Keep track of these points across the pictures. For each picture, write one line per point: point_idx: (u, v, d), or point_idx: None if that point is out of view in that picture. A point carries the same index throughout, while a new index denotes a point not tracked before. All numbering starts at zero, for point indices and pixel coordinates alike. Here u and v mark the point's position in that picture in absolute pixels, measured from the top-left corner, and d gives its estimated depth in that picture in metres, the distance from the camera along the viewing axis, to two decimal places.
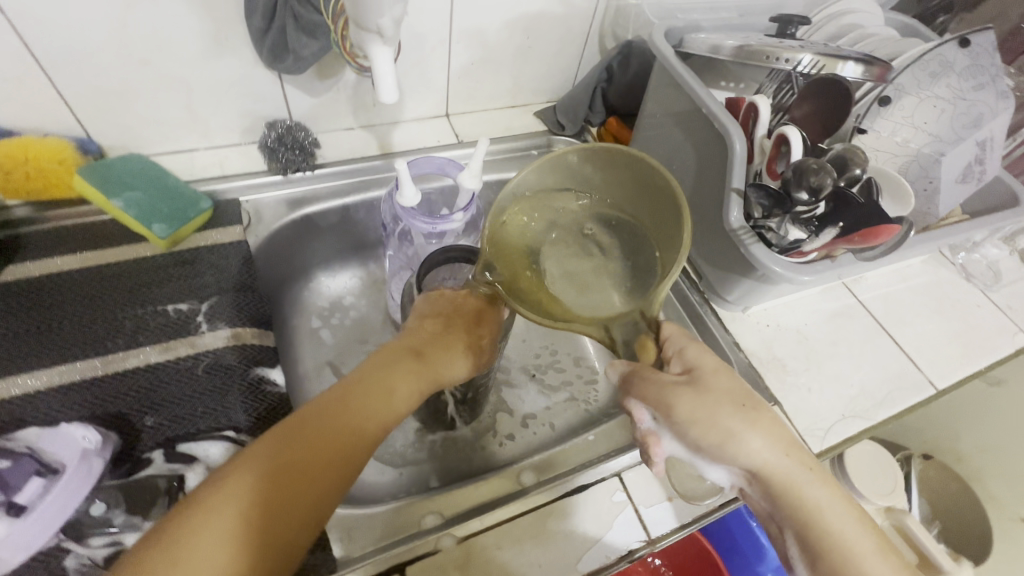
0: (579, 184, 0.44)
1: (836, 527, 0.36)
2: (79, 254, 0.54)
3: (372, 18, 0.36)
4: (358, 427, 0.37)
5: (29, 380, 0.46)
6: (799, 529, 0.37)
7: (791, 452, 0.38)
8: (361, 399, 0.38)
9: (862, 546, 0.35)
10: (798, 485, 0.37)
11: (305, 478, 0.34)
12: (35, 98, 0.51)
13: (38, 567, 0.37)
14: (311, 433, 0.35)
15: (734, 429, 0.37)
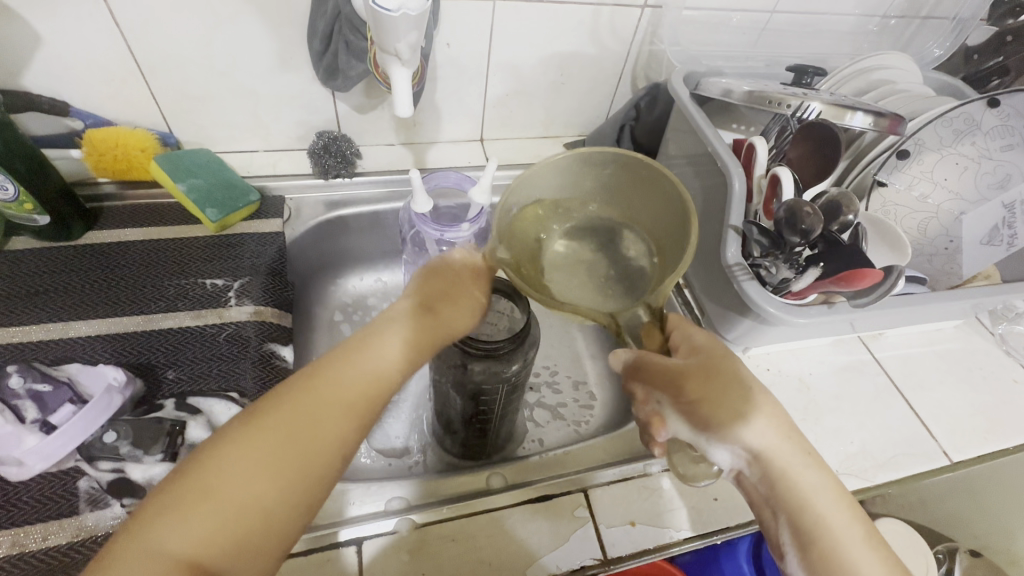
0: (585, 186, 0.43)
1: (827, 511, 0.38)
2: (145, 228, 0.63)
3: (391, 43, 0.43)
4: (380, 377, 0.36)
5: (84, 327, 0.54)
6: (792, 513, 0.38)
7: (790, 436, 0.39)
8: (386, 350, 0.37)
9: (850, 532, 0.37)
10: (796, 469, 0.39)
11: (325, 426, 0.34)
12: (133, 96, 0.62)
13: (56, 483, 0.43)
14: (333, 382, 0.35)
15: (740, 409, 0.38)
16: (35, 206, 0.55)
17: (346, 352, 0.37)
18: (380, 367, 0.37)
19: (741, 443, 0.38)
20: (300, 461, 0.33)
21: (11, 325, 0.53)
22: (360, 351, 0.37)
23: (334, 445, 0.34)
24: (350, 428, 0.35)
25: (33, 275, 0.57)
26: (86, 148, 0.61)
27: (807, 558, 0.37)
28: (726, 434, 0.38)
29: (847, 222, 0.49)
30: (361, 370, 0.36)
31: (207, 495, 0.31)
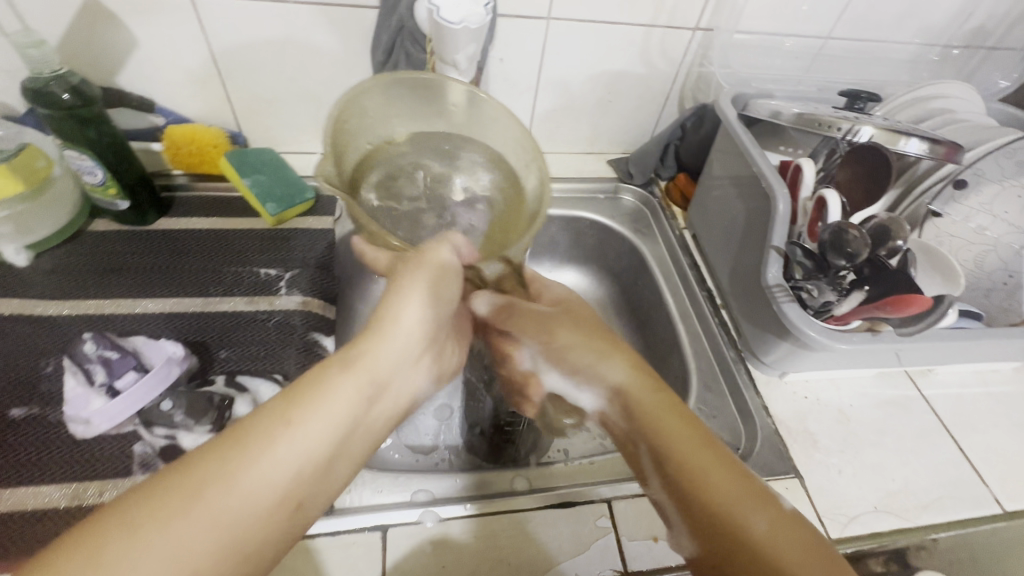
0: (393, 108, 0.48)
1: (681, 435, 0.37)
2: (210, 218, 0.67)
3: (450, 54, 0.46)
4: (295, 483, 0.31)
5: (148, 304, 0.58)
6: (654, 450, 0.37)
7: (646, 376, 0.41)
8: (309, 445, 0.31)
9: (711, 456, 0.35)
10: (646, 399, 0.39)
11: (214, 546, 0.27)
12: (210, 97, 0.67)
13: (114, 444, 0.47)
14: (233, 496, 0.28)
15: (598, 351, 0.43)
16: (117, 192, 0.61)
17: (261, 444, 0.30)
18: (303, 468, 0.31)
19: (602, 380, 0.42)
20: (203, 569, 0.26)
21: (88, 298, 0.58)
22: (277, 445, 0.30)
23: (222, 574, 0.27)
24: (252, 550, 0.29)
25: (110, 254, 0.62)
26: (166, 143, 0.66)
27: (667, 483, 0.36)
28: (587, 369, 0.43)
29: (895, 246, 0.48)
30: (281, 472, 0.30)
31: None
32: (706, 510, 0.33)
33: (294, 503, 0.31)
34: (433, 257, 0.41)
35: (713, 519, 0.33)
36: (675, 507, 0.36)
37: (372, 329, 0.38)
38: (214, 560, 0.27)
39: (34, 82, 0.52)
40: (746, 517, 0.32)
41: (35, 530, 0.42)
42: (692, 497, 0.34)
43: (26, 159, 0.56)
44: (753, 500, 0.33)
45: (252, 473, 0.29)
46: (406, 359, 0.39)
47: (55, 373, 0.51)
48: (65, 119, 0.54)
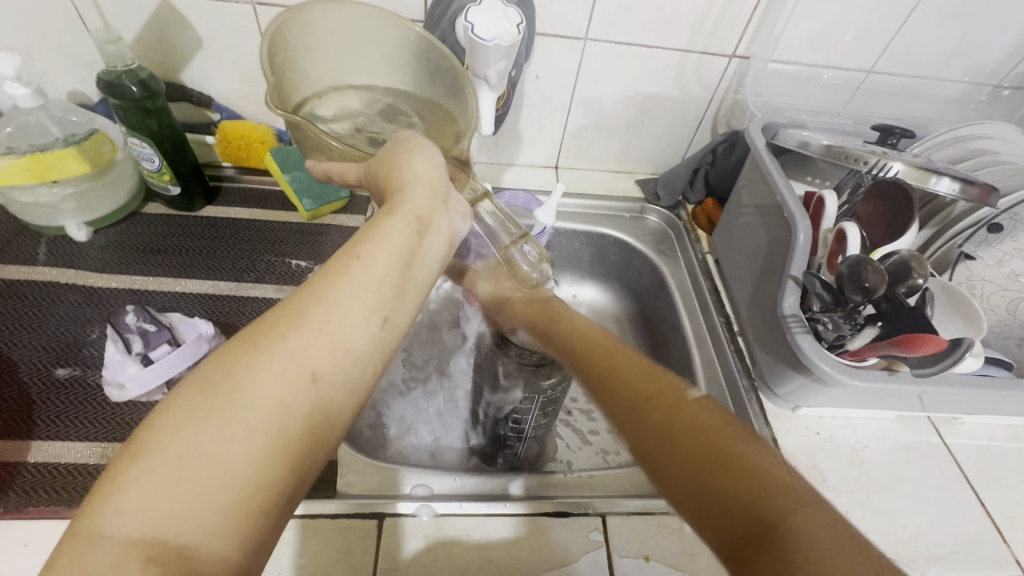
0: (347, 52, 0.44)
1: (599, 347, 0.42)
2: (252, 209, 0.72)
3: (482, 68, 0.49)
4: (382, 298, 0.30)
5: (187, 284, 0.62)
6: (571, 352, 0.43)
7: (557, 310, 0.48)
8: (381, 268, 0.31)
9: (623, 360, 0.40)
10: (558, 324, 0.46)
11: (323, 360, 0.28)
12: (262, 98, 0.72)
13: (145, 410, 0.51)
14: (323, 315, 0.28)
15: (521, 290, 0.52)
16: (170, 178, 0.66)
17: (333, 278, 0.30)
18: (382, 287, 0.30)
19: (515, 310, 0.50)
20: (315, 380, 0.27)
21: (136, 274, 0.62)
22: (350, 269, 0.30)
23: (339, 382, 0.28)
24: (358, 362, 0.29)
25: (158, 236, 0.66)
26: (218, 137, 0.71)
27: (586, 378, 0.41)
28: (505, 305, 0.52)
29: (915, 284, 0.47)
30: (362, 291, 0.30)
31: (191, 464, 0.24)
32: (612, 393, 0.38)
33: (384, 319, 0.30)
34: (404, 138, 0.37)
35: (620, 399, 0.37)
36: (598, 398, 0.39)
37: (395, 183, 0.35)
38: (327, 370, 0.28)
39: (108, 74, 0.57)
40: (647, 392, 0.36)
41: (66, 482, 0.45)
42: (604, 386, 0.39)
43: (94, 144, 0.61)
44: (654, 383, 0.37)
45: (333, 295, 0.29)
46: (446, 203, 0.36)
47: (99, 339, 0.55)
48: (132, 108, 0.59)
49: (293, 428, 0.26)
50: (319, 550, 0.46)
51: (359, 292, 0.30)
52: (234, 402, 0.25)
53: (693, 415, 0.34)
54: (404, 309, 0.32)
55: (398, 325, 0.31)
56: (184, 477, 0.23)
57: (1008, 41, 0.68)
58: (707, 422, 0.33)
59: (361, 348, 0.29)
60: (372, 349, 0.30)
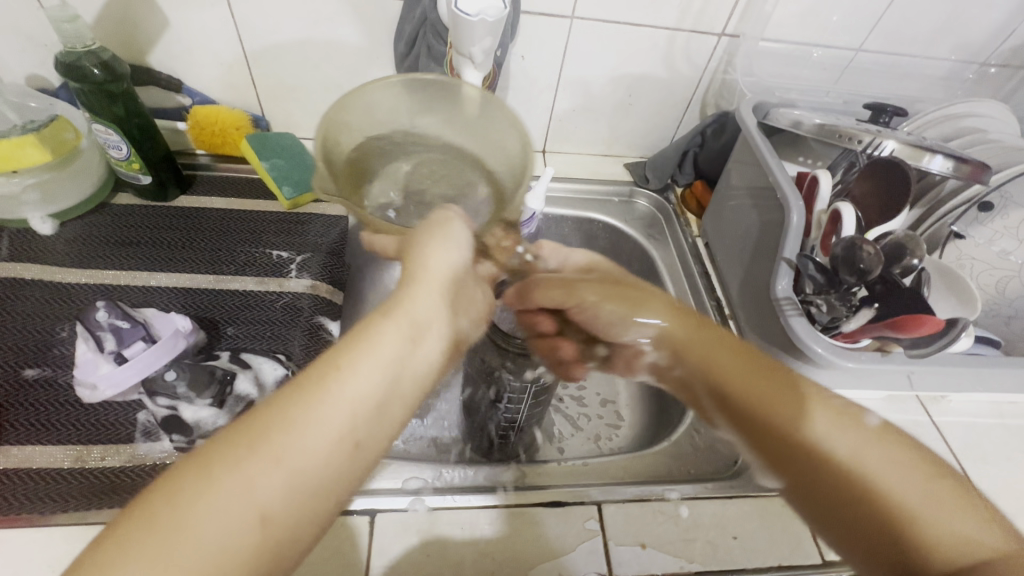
0: (401, 111, 0.48)
1: (736, 371, 0.40)
2: (228, 198, 0.69)
3: (467, 46, 0.47)
4: (353, 417, 0.29)
5: (161, 278, 0.59)
6: (706, 381, 0.42)
7: (702, 326, 0.44)
8: (357, 387, 0.30)
9: (791, 405, 0.36)
10: (714, 359, 0.42)
11: (283, 488, 0.26)
12: (235, 81, 0.69)
13: (120, 411, 0.49)
14: (287, 438, 0.27)
15: (643, 298, 0.47)
16: (140, 167, 0.62)
17: (312, 396, 0.29)
18: (360, 404, 0.30)
19: (642, 326, 0.47)
20: (266, 515, 0.26)
21: (106, 268, 0.59)
22: (326, 390, 0.29)
23: (291, 517, 0.26)
24: (316, 493, 0.27)
25: (130, 227, 0.63)
26: (189, 123, 0.68)
27: (726, 409, 0.41)
28: (625, 321, 0.48)
29: (910, 265, 0.47)
30: (339, 409, 0.29)
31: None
32: (792, 458, 0.36)
33: (351, 442, 0.29)
34: (442, 219, 0.42)
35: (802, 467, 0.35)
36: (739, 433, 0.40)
37: (404, 283, 0.37)
38: (280, 504, 0.26)
39: (67, 56, 0.54)
40: (826, 441, 0.34)
41: (40, 487, 0.43)
42: (776, 448, 0.37)
43: (55, 130, 0.57)
44: (838, 433, 0.34)
45: (304, 415, 0.28)
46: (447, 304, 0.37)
47: (70, 338, 0.53)
48: (94, 92, 0.55)
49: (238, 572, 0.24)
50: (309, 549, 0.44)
51: (334, 411, 0.29)
52: (177, 543, 0.24)
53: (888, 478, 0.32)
54: (380, 430, 0.31)
55: (371, 447, 0.30)
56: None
57: (996, 19, 0.67)
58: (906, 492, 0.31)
59: (325, 471, 0.28)
60: (338, 474, 0.28)
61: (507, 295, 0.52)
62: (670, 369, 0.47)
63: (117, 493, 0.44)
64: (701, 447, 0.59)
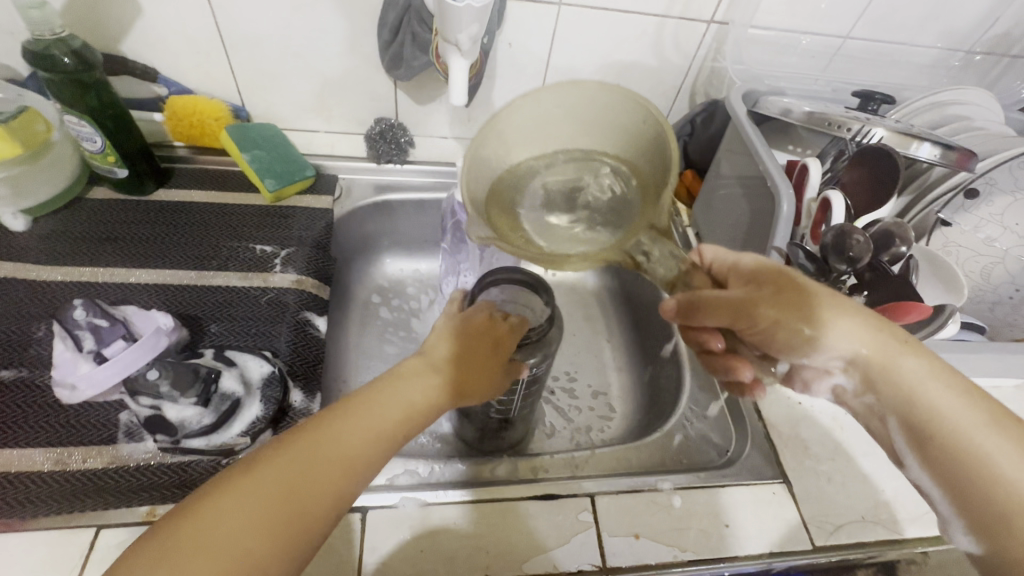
0: (531, 133, 0.49)
1: (926, 389, 0.37)
2: (208, 191, 0.67)
3: (453, 33, 0.45)
4: (394, 428, 0.35)
5: (141, 275, 0.58)
6: (899, 410, 0.38)
7: (884, 334, 0.39)
8: (398, 400, 0.36)
9: (953, 400, 0.36)
10: (893, 359, 0.38)
11: (245, 540, 0.27)
12: (214, 70, 0.67)
13: (101, 411, 0.47)
14: (347, 426, 0.33)
15: (823, 321, 0.39)
16: (116, 159, 0.60)
17: (287, 452, 0.30)
18: (326, 460, 0.31)
19: (833, 347, 0.40)
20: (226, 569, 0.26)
21: (83, 264, 0.57)
22: (377, 397, 0.35)
23: (340, 493, 0.31)
24: (360, 479, 0.32)
25: (107, 222, 0.61)
26: (167, 113, 0.66)
27: (904, 432, 0.37)
28: (809, 346, 0.40)
29: (899, 252, 0.47)
30: (307, 465, 0.30)
31: (201, 545, 0.26)
32: (943, 451, 0.35)
33: (391, 445, 0.34)
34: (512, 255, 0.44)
35: (957, 462, 0.34)
36: (913, 450, 0.37)
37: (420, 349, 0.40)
38: (336, 478, 0.31)
39: (35, 44, 0.51)
40: (1015, 475, 0.32)
41: (18, 491, 0.42)
42: (933, 444, 0.36)
43: (24, 122, 0.56)
44: (992, 430, 0.34)
45: (361, 414, 0.34)
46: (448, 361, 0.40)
47: (46, 338, 0.51)
48: (64, 82, 0.53)
49: (295, 521, 0.29)
50: None
51: (304, 462, 0.30)
52: None
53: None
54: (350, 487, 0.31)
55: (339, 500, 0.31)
56: (190, 561, 0.26)
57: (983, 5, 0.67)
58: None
59: (289, 523, 0.28)
60: (302, 527, 0.29)
61: (669, 308, 0.42)
62: (860, 396, 0.41)
63: (100, 496, 0.43)
64: (693, 437, 0.59)
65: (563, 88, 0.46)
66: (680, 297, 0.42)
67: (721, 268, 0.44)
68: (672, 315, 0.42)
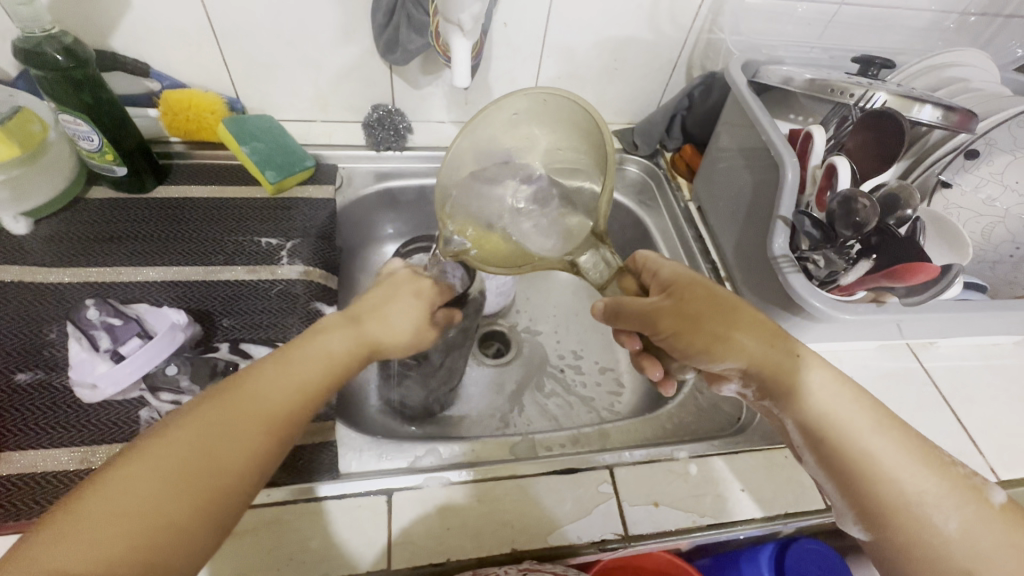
0: (495, 135, 0.48)
1: (823, 397, 0.39)
2: (209, 186, 0.67)
3: (455, 14, 0.45)
4: (311, 384, 0.37)
5: (147, 273, 0.58)
6: (797, 418, 0.40)
7: (779, 345, 0.41)
8: (310, 359, 0.38)
9: (846, 405, 0.39)
10: (791, 373, 0.40)
11: (175, 475, 0.30)
12: (207, 62, 0.65)
13: (123, 409, 0.47)
14: (260, 391, 0.35)
15: (721, 333, 0.40)
16: (114, 157, 0.60)
17: (211, 403, 0.33)
18: (247, 408, 0.34)
19: (727, 361, 0.40)
20: (162, 500, 0.29)
21: (88, 265, 0.57)
22: (292, 357, 0.38)
23: (256, 454, 0.33)
24: (276, 440, 0.34)
25: (108, 221, 0.61)
26: (162, 108, 0.65)
27: (799, 432, 0.41)
28: (705, 355, 0.40)
29: (904, 215, 0.49)
30: (226, 413, 0.33)
31: (116, 505, 0.28)
32: (835, 455, 0.38)
33: (307, 402, 0.37)
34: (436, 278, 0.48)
35: (848, 464, 0.38)
36: (804, 445, 0.41)
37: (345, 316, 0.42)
38: (252, 436, 0.33)
39: (26, 42, 0.50)
40: (895, 472, 0.37)
41: (47, 491, 0.43)
42: (826, 448, 0.39)
43: (20, 123, 0.55)
44: (880, 432, 0.38)
45: (274, 378, 0.36)
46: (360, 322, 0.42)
47: (60, 339, 0.51)
48: (59, 80, 0.52)
49: (211, 482, 0.31)
50: (329, 532, 0.45)
51: (225, 411, 0.33)
52: (86, 513, 0.28)
53: (918, 473, 0.37)
54: (269, 436, 0.34)
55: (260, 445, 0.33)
56: (112, 524, 0.28)
57: None
58: (934, 489, 0.36)
59: (214, 464, 0.31)
60: (229, 466, 0.32)
61: (597, 309, 0.44)
62: (758, 400, 0.43)
63: None
64: (705, 407, 0.60)
65: (515, 94, 0.44)
66: (607, 301, 0.44)
67: (647, 277, 0.45)
68: (600, 316, 0.44)
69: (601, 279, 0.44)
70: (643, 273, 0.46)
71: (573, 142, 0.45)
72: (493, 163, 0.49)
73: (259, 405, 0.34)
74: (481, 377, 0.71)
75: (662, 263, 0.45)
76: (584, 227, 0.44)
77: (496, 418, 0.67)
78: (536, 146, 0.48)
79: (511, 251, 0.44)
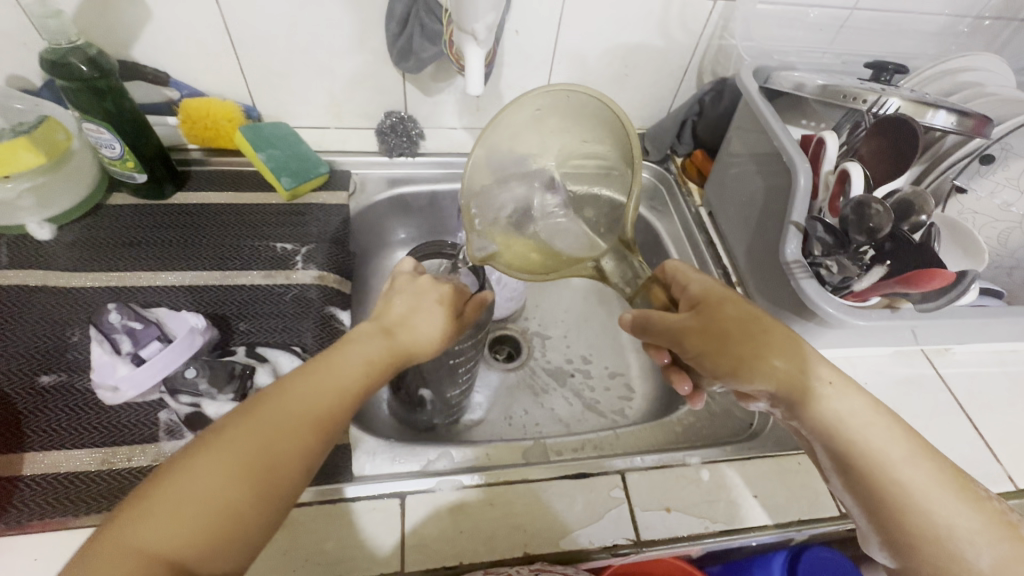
0: (515, 137, 0.48)
1: (854, 420, 0.39)
2: (226, 192, 0.68)
3: (469, 23, 0.46)
4: (359, 381, 0.37)
5: (166, 277, 0.59)
6: (826, 443, 0.40)
7: (808, 369, 0.40)
8: (357, 359, 0.38)
9: (879, 432, 0.39)
10: (820, 396, 0.39)
11: (228, 474, 0.31)
12: (225, 72, 0.67)
13: (143, 411, 0.49)
14: (308, 389, 0.35)
15: (749, 354, 0.40)
16: (135, 165, 0.61)
17: (260, 403, 0.34)
18: (294, 406, 0.34)
19: (755, 382, 0.40)
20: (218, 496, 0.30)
21: (110, 270, 0.58)
22: (341, 354, 0.38)
23: (306, 449, 0.34)
24: (325, 436, 0.35)
25: (129, 227, 0.62)
26: (181, 117, 0.67)
27: (827, 454, 0.40)
28: (731, 376, 0.40)
29: (919, 222, 0.48)
30: (275, 412, 0.34)
31: (176, 501, 0.30)
32: (865, 484, 0.38)
33: (356, 400, 0.37)
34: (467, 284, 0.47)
35: (877, 493, 0.38)
36: (831, 467, 0.41)
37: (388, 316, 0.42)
38: (303, 434, 0.34)
39: (52, 53, 0.52)
40: (926, 503, 0.36)
41: (69, 491, 0.44)
42: (855, 473, 0.39)
43: (45, 132, 0.57)
44: (913, 461, 0.38)
45: (320, 378, 0.36)
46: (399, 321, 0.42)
47: (82, 342, 0.52)
48: (82, 90, 0.54)
49: (266, 476, 0.32)
50: (343, 534, 0.45)
51: (274, 409, 0.34)
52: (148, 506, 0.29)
53: (952, 506, 0.36)
54: (318, 433, 0.35)
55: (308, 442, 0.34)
56: (169, 518, 0.29)
57: None
58: (967, 522, 0.36)
59: (266, 462, 0.32)
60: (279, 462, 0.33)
61: (625, 320, 0.45)
62: (783, 419, 0.43)
63: None
64: (717, 412, 0.60)
65: (537, 93, 0.45)
66: (636, 315, 0.44)
67: (676, 290, 0.45)
68: (627, 327, 0.45)
69: (628, 290, 0.45)
70: (674, 287, 0.45)
71: (593, 142, 0.46)
72: (513, 165, 0.49)
73: (307, 403, 0.35)
74: (492, 381, 0.72)
75: (694, 275, 0.45)
76: (608, 236, 0.45)
77: (506, 422, 0.67)
78: (555, 148, 0.48)
79: (531, 260, 0.45)
